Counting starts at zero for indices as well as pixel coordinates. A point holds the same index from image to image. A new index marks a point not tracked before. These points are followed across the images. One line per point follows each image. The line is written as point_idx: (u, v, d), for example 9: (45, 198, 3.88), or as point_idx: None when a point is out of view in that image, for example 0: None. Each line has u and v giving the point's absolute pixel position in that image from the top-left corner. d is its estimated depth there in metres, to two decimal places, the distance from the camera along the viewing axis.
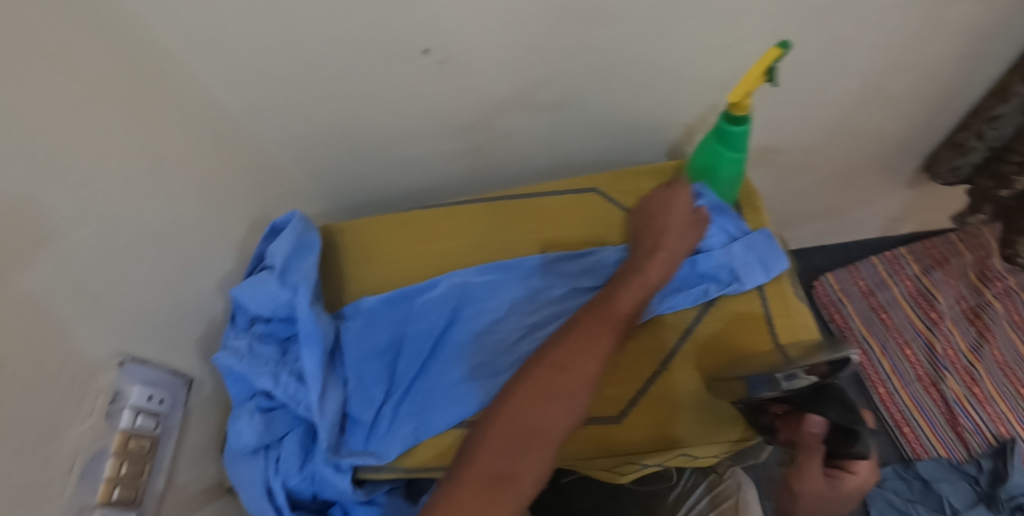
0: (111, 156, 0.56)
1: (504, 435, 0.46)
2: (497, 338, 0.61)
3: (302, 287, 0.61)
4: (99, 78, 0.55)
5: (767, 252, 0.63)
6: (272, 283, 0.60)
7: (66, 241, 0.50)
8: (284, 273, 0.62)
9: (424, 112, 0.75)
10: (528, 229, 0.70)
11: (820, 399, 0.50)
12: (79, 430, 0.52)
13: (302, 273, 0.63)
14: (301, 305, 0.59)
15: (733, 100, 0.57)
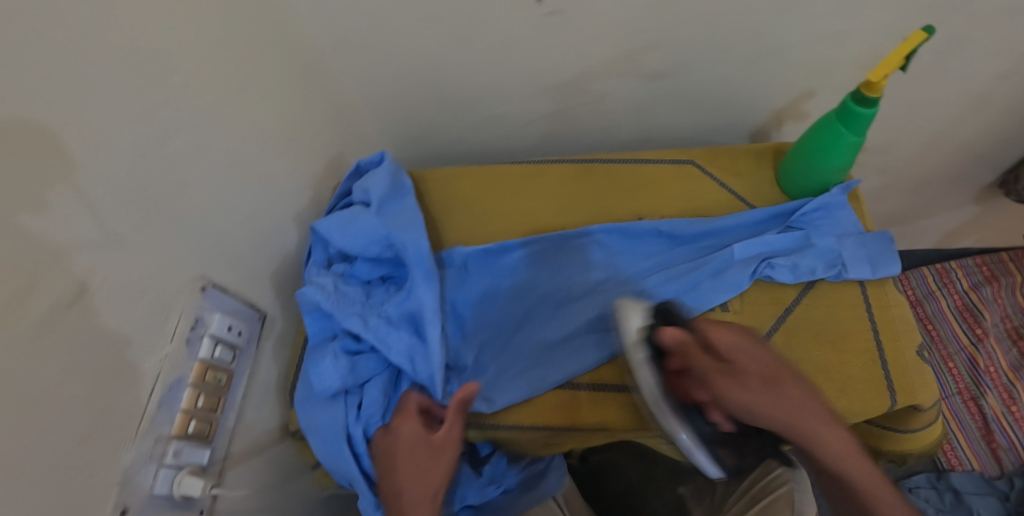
0: (196, 67, 0.51)
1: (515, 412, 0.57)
2: (602, 298, 0.61)
3: (403, 227, 0.58)
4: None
5: (875, 252, 0.62)
6: (369, 220, 0.58)
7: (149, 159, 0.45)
8: (381, 210, 0.59)
9: (518, 66, 0.71)
10: (619, 196, 0.67)
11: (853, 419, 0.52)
12: (160, 354, 0.48)
13: (400, 213, 0.60)
14: (409, 244, 0.57)
15: (871, 79, 0.56)
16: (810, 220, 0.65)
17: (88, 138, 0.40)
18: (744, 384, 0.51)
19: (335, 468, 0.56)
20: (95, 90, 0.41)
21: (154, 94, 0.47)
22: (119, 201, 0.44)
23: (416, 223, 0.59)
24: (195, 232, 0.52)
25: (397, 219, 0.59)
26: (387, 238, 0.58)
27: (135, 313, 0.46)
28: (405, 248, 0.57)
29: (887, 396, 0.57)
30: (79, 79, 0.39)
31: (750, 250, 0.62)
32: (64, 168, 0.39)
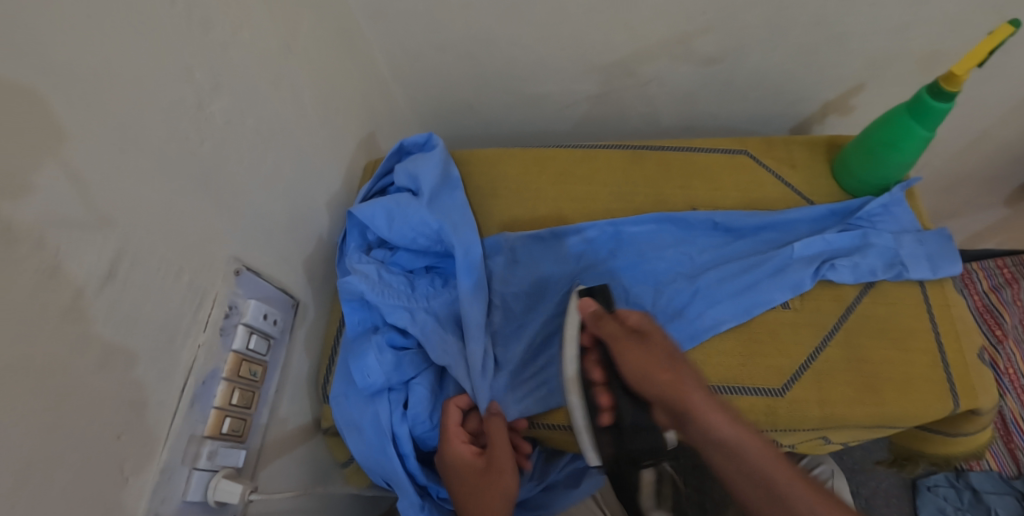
0: (218, 25, 0.45)
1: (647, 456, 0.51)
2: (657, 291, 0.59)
3: (452, 222, 0.58)
4: None
5: (934, 250, 0.60)
6: (419, 208, 0.57)
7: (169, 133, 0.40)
8: (431, 200, 0.59)
9: (563, 45, 0.67)
10: (677, 184, 0.65)
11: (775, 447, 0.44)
12: (193, 344, 0.43)
13: (448, 206, 0.60)
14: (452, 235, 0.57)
15: (953, 72, 0.52)
16: (868, 217, 0.62)
17: (96, 101, 0.35)
18: (646, 351, 0.46)
19: (374, 469, 0.53)
20: (98, 45, 0.35)
21: (170, 53, 0.41)
22: (141, 175, 0.38)
23: (465, 221, 0.60)
24: (226, 211, 0.47)
25: (446, 212, 0.59)
26: (436, 232, 0.58)
27: (167, 298, 0.41)
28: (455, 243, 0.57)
29: (949, 400, 0.54)
30: (78, 29, 0.33)
31: (808, 247, 0.60)
32: (82, 136, 0.34)
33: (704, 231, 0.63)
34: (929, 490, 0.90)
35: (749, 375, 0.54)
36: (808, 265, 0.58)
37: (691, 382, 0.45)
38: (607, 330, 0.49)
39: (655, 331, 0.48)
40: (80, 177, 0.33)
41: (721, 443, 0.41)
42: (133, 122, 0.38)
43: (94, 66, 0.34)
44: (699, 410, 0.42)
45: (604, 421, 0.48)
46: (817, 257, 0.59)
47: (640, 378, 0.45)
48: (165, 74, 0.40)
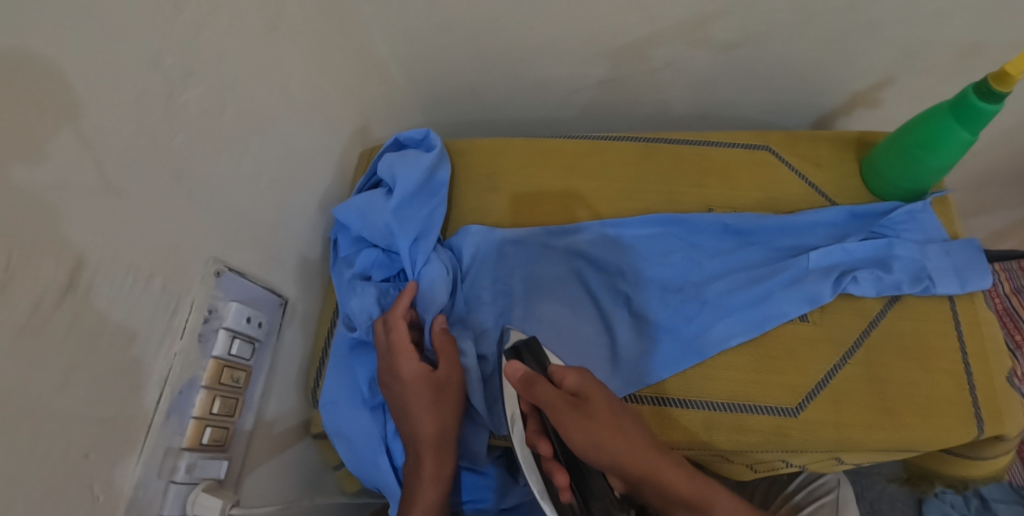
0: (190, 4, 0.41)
1: None
2: (660, 306, 0.55)
3: (413, 233, 0.55)
4: None
5: (961, 261, 0.55)
6: (386, 214, 0.54)
7: (123, 128, 0.36)
8: (399, 205, 0.55)
9: (574, 27, 0.62)
10: (693, 181, 0.61)
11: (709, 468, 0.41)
12: (168, 353, 0.41)
13: (416, 214, 0.56)
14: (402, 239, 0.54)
15: (1006, 71, 0.46)
16: (893, 224, 0.57)
17: (47, 94, 0.31)
18: (591, 419, 0.40)
19: (366, 478, 0.52)
20: (45, 30, 0.31)
21: (132, 38, 0.36)
22: (104, 174, 0.35)
23: (427, 233, 0.56)
24: (204, 209, 0.44)
25: (409, 217, 0.56)
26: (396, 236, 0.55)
27: (136, 305, 0.38)
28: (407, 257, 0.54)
29: (973, 426, 0.51)
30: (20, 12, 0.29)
31: (825, 256, 0.55)
32: (33, 138, 0.30)
33: (719, 234, 0.58)
34: (937, 497, 0.89)
35: (761, 391, 0.51)
36: (820, 274, 0.54)
37: (639, 437, 0.41)
38: (543, 397, 0.42)
39: (594, 388, 0.42)
40: (27, 183, 0.30)
41: (678, 503, 0.38)
42: (89, 120, 0.34)
43: (38, 60, 0.31)
44: (656, 472, 0.39)
45: (563, 498, 0.40)
46: (836, 264, 0.55)
47: (592, 453, 0.40)
48: (127, 64, 0.36)
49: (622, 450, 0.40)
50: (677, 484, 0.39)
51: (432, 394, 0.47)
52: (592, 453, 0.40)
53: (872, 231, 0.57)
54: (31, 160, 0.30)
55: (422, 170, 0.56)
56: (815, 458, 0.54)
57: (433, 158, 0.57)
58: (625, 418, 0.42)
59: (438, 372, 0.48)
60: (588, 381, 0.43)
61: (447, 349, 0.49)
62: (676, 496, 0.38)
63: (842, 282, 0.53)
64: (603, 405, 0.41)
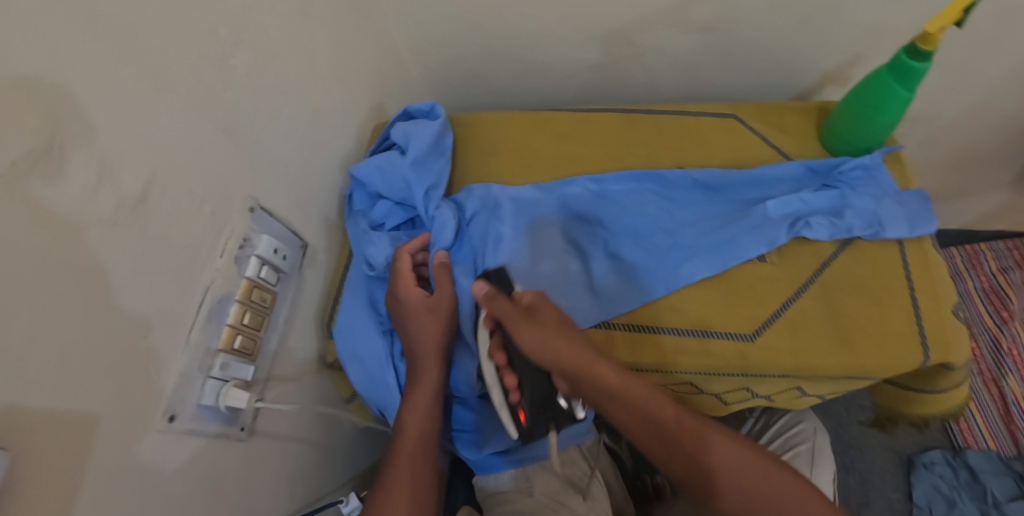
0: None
1: (650, 422, 0.47)
2: (633, 249, 0.61)
3: (428, 185, 0.63)
4: None
5: (912, 211, 0.61)
6: (404, 168, 0.62)
7: (183, 79, 0.45)
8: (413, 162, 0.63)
9: (565, 14, 0.70)
10: (668, 145, 0.68)
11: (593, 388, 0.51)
12: (211, 268, 0.49)
13: (430, 170, 0.64)
14: (413, 188, 0.62)
15: (928, 31, 0.53)
16: (849, 179, 0.63)
17: (130, 44, 0.40)
18: (540, 325, 0.49)
19: (372, 396, 0.59)
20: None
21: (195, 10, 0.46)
22: (168, 113, 0.44)
23: (439, 186, 0.64)
24: (243, 156, 0.53)
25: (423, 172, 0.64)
26: (407, 188, 0.63)
27: (188, 224, 0.46)
28: (423, 203, 0.62)
29: (920, 353, 0.56)
30: None
31: (784, 205, 0.61)
32: (120, 79, 0.39)
33: (692, 188, 0.65)
34: (926, 467, 0.92)
35: (722, 320, 0.57)
36: (781, 221, 0.60)
37: (577, 344, 0.49)
38: (499, 310, 0.51)
39: (545, 305, 0.51)
40: (117, 111, 0.39)
41: (609, 391, 0.47)
42: (162, 72, 0.43)
43: (124, 20, 0.40)
44: (591, 365, 0.47)
45: (511, 399, 0.50)
46: (796, 211, 0.61)
47: (540, 354, 0.48)
48: (190, 30, 0.46)
49: (591, 359, 0.47)
50: (630, 392, 0.47)
51: (427, 314, 0.55)
52: (559, 353, 0.47)
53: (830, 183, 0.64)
54: (120, 97, 0.40)
55: (433, 133, 0.64)
56: (779, 391, 0.61)
57: (441, 125, 0.66)
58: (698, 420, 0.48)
59: (434, 298, 0.56)
60: (569, 327, 0.50)
61: (443, 279, 0.57)
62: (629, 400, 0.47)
63: (798, 226, 0.60)
64: (585, 358, 0.47)
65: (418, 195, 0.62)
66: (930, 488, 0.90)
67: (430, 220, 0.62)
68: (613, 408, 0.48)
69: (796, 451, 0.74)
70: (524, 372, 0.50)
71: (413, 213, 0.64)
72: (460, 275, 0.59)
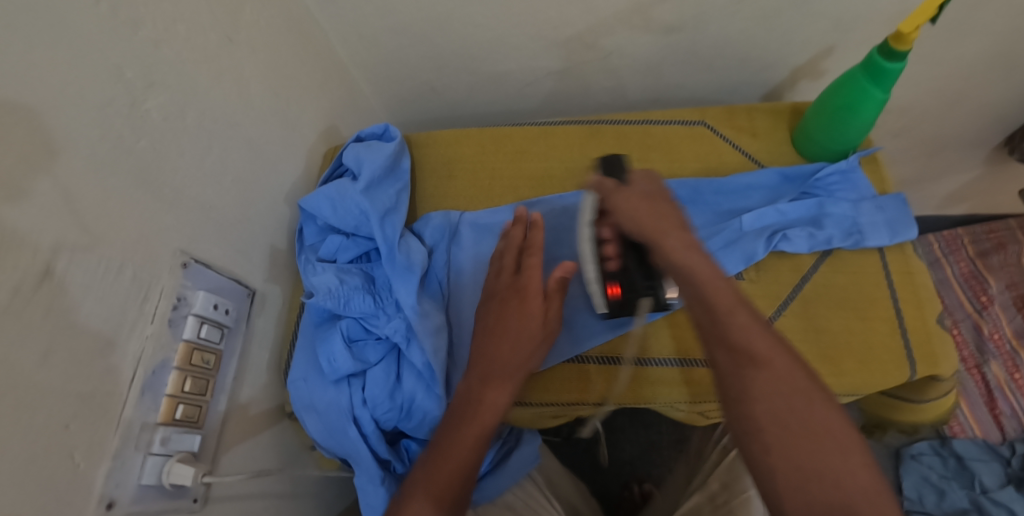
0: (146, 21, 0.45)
1: (729, 339, 0.37)
2: None
3: (384, 211, 0.57)
4: None
5: (892, 216, 0.59)
6: (357, 195, 0.55)
7: (88, 133, 0.40)
8: (368, 186, 0.57)
9: (520, 20, 0.66)
10: (635, 157, 0.64)
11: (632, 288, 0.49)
12: (140, 335, 0.44)
13: (386, 195, 0.58)
14: (371, 216, 0.55)
15: (902, 29, 0.51)
16: (825, 185, 0.61)
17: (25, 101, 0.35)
18: (644, 201, 0.46)
19: (336, 448, 0.54)
20: (18, 44, 0.34)
21: (98, 53, 0.41)
22: (76, 171, 0.39)
23: (396, 211, 0.58)
24: (170, 206, 0.48)
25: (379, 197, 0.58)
26: (364, 218, 0.56)
27: (109, 292, 0.42)
28: (382, 232, 0.55)
29: (907, 368, 0.54)
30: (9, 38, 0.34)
31: (760, 217, 0.58)
32: (14, 144, 0.34)
33: None
34: (913, 458, 0.92)
35: (703, 347, 0.54)
36: (764, 235, 0.57)
37: (666, 216, 0.45)
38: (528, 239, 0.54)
39: (647, 182, 0.48)
40: (13, 182, 0.34)
41: (675, 265, 0.41)
42: (68, 133, 0.38)
43: (14, 75, 0.34)
44: (660, 234, 0.43)
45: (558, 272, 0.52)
46: (775, 225, 0.59)
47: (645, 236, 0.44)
48: (96, 75, 0.40)
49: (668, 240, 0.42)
50: (705, 275, 0.40)
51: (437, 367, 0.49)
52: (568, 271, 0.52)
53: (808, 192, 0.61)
54: (20, 168, 0.35)
55: (387, 157, 0.59)
56: None
57: (395, 147, 0.60)
58: (824, 396, 0.34)
59: (495, 369, 0.49)
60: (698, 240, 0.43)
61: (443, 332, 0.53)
62: (697, 289, 0.39)
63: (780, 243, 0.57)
64: (681, 241, 0.42)
65: (374, 224, 0.55)
66: (920, 479, 0.90)
67: (390, 253, 0.54)
68: (691, 314, 0.40)
69: None
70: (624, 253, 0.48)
71: (367, 244, 0.57)
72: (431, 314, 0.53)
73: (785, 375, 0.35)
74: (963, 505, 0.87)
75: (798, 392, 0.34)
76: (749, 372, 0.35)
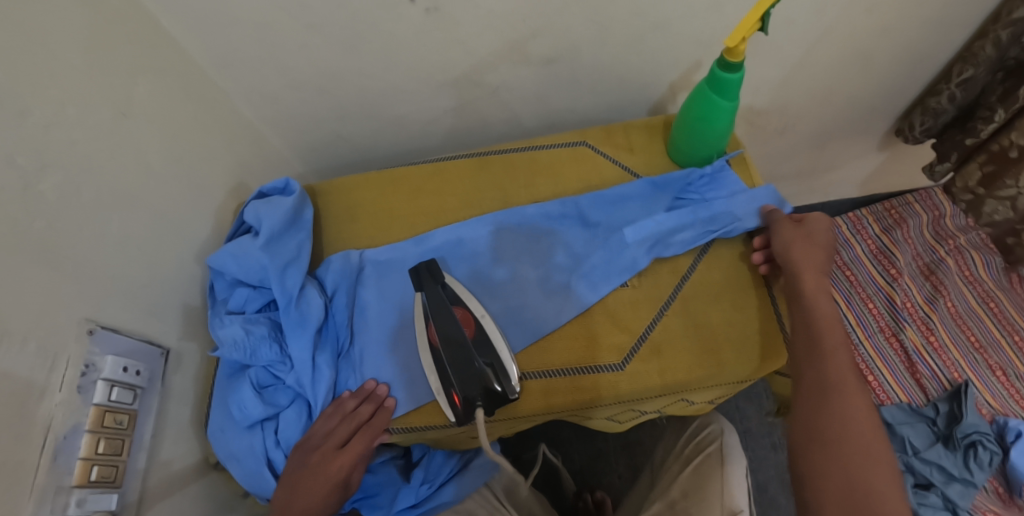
0: (36, 109, 0.47)
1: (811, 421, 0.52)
2: (511, 294, 0.61)
3: (284, 264, 0.61)
4: (35, 26, 0.47)
5: (764, 207, 0.65)
6: (256, 251, 0.59)
7: None
8: (268, 241, 0.61)
9: (408, 67, 0.71)
10: (523, 184, 0.69)
11: (478, 378, 0.54)
12: (50, 405, 0.46)
13: (287, 247, 0.62)
14: (271, 272, 0.59)
15: (730, 44, 0.55)
16: (698, 189, 0.66)
17: None
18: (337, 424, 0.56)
19: (261, 491, 0.58)
20: None
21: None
22: None
23: (298, 260, 0.62)
24: (74, 280, 0.50)
25: (280, 251, 0.62)
26: (265, 274, 0.60)
27: (14, 365, 0.44)
28: (280, 285, 0.59)
29: (782, 352, 0.59)
30: None
31: (637, 230, 0.63)
32: None
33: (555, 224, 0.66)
34: None
35: (594, 353, 0.58)
36: (648, 242, 0.62)
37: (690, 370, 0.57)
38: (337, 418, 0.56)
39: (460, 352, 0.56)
40: None
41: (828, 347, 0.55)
42: None
43: None
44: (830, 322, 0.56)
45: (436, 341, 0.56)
46: (663, 234, 0.63)
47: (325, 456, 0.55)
48: None
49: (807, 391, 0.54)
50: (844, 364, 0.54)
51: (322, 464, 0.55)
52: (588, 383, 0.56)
53: (690, 200, 0.66)
54: None
55: (287, 211, 0.63)
56: (664, 402, 0.62)
57: (295, 200, 0.65)
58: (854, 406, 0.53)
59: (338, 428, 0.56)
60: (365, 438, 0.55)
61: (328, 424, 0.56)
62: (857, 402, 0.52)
63: (663, 250, 0.62)
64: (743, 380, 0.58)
65: (273, 279, 0.59)
66: None
67: (288, 305, 0.59)
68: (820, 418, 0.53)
69: (708, 453, 0.74)
70: (445, 350, 0.55)
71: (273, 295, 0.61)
72: (324, 358, 0.58)
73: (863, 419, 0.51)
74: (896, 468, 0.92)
75: (856, 407, 0.51)
76: (828, 394, 0.52)
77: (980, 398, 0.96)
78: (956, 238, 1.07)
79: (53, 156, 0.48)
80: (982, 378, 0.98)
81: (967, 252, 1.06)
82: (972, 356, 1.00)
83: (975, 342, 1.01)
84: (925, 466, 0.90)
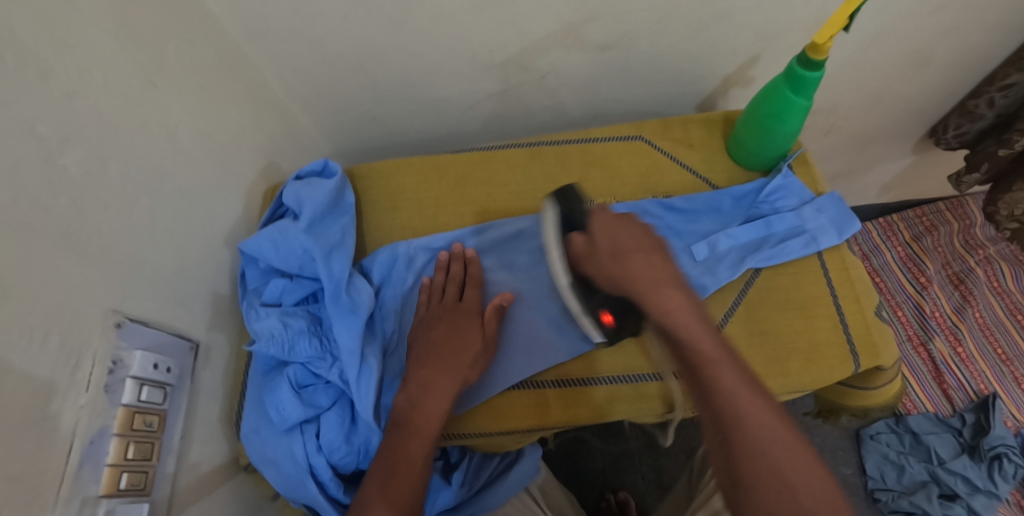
0: (58, 71, 0.41)
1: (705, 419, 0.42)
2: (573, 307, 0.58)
3: (329, 249, 0.56)
4: None
5: (834, 214, 0.62)
6: (299, 235, 0.55)
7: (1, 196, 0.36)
8: (310, 225, 0.56)
9: (455, 46, 0.66)
10: (576, 177, 0.65)
11: None
12: (75, 405, 0.41)
13: (331, 231, 0.58)
14: (319, 258, 0.54)
15: (817, 40, 0.52)
16: (768, 198, 0.63)
17: None
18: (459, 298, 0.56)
19: (296, 499, 0.53)
20: None
21: (19, 109, 0.38)
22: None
23: (343, 247, 0.58)
24: (101, 265, 0.45)
25: (325, 236, 0.57)
26: (310, 260, 0.55)
27: (34, 361, 0.38)
28: (326, 270, 0.54)
29: (852, 362, 0.56)
30: None
31: (709, 246, 0.60)
32: None
33: None
34: (872, 439, 0.96)
35: (657, 360, 0.55)
36: (713, 253, 0.60)
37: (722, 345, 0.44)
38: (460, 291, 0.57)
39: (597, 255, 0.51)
40: None
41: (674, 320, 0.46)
42: None
43: None
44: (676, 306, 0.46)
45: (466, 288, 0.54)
46: (728, 242, 0.60)
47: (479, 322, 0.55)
48: (4, 132, 0.37)
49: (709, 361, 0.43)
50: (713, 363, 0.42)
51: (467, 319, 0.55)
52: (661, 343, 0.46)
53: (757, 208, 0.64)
54: None
55: (330, 193, 0.58)
56: None
57: (336, 182, 0.60)
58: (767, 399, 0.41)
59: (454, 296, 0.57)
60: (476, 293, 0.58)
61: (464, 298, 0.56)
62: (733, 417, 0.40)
63: (735, 260, 0.60)
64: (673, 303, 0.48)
65: (319, 263, 0.54)
66: (880, 458, 0.94)
67: (335, 292, 0.54)
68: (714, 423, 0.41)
69: None
70: None
71: (312, 285, 0.57)
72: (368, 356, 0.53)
73: (757, 428, 0.39)
74: (922, 477, 0.91)
75: (760, 411, 0.39)
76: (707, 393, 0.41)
77: (1006, 411, 0.95)
78: (984, 248, 1.07)
79: (78, 126, 0.43)
80: (1007, 390, 0.97)
81: (996, 263, 1.06)
82: (998, 367, 1.00)
83: (1002, 353, 1.00)
84: (951, 476, 0.89)
